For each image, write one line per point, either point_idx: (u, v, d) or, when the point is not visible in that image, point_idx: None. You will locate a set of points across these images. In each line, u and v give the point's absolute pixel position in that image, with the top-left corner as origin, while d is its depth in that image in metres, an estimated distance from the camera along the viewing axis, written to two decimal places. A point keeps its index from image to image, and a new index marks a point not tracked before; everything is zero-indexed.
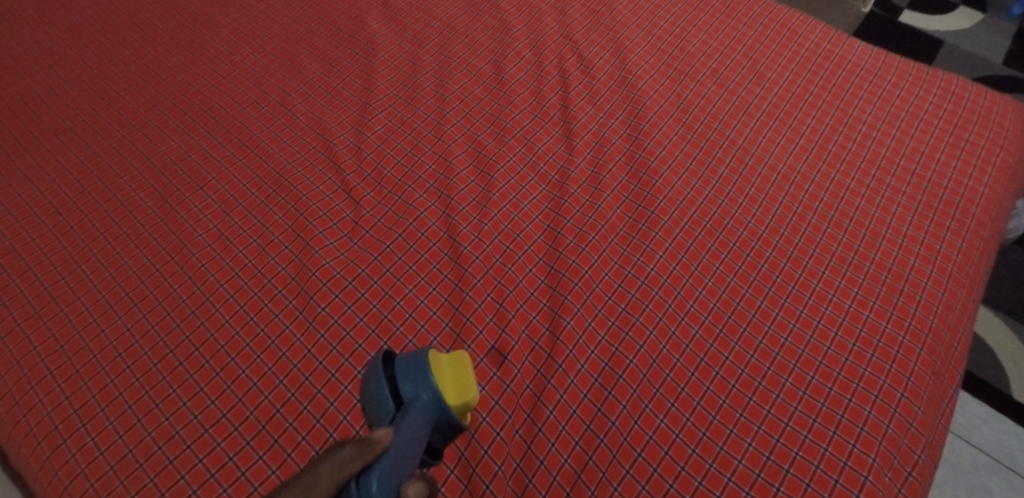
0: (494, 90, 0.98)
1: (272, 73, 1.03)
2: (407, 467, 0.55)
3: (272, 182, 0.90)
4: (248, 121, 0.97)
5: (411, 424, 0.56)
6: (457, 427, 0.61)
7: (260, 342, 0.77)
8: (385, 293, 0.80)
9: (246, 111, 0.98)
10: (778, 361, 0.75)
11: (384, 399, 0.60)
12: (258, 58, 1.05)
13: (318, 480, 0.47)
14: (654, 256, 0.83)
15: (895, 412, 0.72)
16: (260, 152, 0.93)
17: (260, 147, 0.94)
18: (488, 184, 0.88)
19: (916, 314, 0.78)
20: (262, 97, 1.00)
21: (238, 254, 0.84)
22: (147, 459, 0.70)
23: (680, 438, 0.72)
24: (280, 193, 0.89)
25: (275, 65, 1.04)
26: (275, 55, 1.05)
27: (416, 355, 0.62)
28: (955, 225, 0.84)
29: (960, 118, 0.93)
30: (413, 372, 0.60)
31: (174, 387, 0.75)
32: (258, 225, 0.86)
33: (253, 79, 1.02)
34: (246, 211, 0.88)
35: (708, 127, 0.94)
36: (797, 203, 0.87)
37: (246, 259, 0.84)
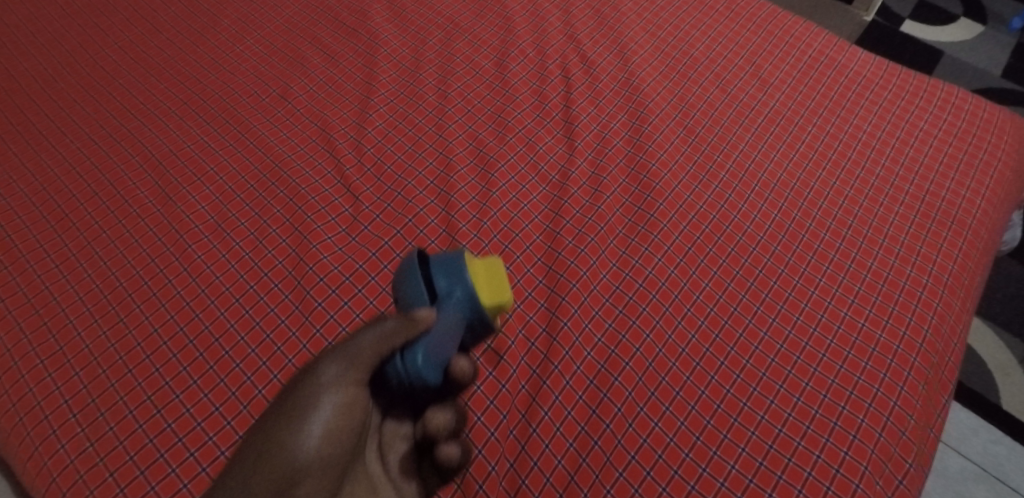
0: (497, 88, 0.98)
1: (275, 52, 1.04)
2: (447, 348, 0.68)
3: (271, 174, 0.90)
4: (250, 97, 0.98)
5: (448, 318, 0.68)
6: (488, 325, 0.72)
7: (245, 323, 0.78)
8: (382, 267, 0.82)
9: (248, 88, 0.99)
10: (773, 367, 0.77)
11: (420, 293, 0.71)
12: (260, 49, 1.04)
13: (363, 349, 0.63)
14: (652, 259, 0.83)
15: (869, 408, 0.75)
16: (259, 144, 0.93)
17: (262, 123, 0.95)
18: (486, 165, 0.90)
19: (910, 323, 0.80)
20: (264, 74, 1.01)
21: (240, 227, 0.86)
22: (147, 422, 0.72)
23: (659, 427, 0.74)
24: (279, 186, 0.88)
25: (279, 43, 1.05)
26: (276, 46, 1.05)
27: (451, 256, 0.73)
28: (951, 236, 0.86)
29: (958, 130, 0.96)
30: (449, 271, 0.71)
31: (174, 352, 0.76)
32: (260, 198, 0.88)
33: (253, 70, 1.02)
34: (242, 202, 0.88)
35: (709, 132, 0.95)
36: (797, 210, 0.88)
37: (247, 230, 0.85)
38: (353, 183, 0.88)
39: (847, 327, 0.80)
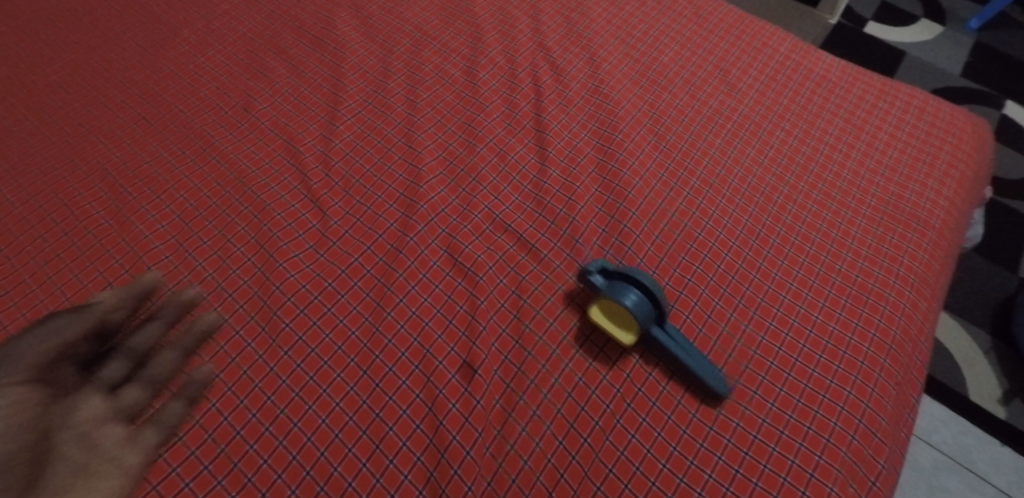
0: (467, 97, 0.97)
1: (238, 62, 1.02)
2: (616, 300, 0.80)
3: (234, 190, 0.88)
4: (213, 110, 0.96)
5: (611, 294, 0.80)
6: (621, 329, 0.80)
7: (209, 348, 0.77)
8: (353, 284, 0.81)
9: (210, 100, 0.97)
10: (748, 374, 0.78)
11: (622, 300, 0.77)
12: (222, 60, 1.02)
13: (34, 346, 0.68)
14: (627, 269, 0.83)
15: (842, 411, 0.75)
16: (222, 159, 0.91)
17: (225, 137, 0.93)
18: (457, 177, 0.90)
19: (880, 325, 0.81)
20: (228, 85, 0.99)
21: (202, 246, 0.84)
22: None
23: (636, 439, 0.74)
24: (243, 202, 0.87)
25: (242, 53, 1.03)
26: (239, 56, 1.03)
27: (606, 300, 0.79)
28: (918, 237, 0.88)
29: (921, 133, 0.98)
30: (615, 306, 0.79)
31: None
32: (223, 216, 0.86)
33: (215, 82, 0.99)
34: (205, 220, 0.86)
35: (679, 139, 0.95)
36: (767, 215, 0.89)
37: (210, 250, 0.83)
38: (321, 198, 0.87)
39: (819, 331, 0.81)
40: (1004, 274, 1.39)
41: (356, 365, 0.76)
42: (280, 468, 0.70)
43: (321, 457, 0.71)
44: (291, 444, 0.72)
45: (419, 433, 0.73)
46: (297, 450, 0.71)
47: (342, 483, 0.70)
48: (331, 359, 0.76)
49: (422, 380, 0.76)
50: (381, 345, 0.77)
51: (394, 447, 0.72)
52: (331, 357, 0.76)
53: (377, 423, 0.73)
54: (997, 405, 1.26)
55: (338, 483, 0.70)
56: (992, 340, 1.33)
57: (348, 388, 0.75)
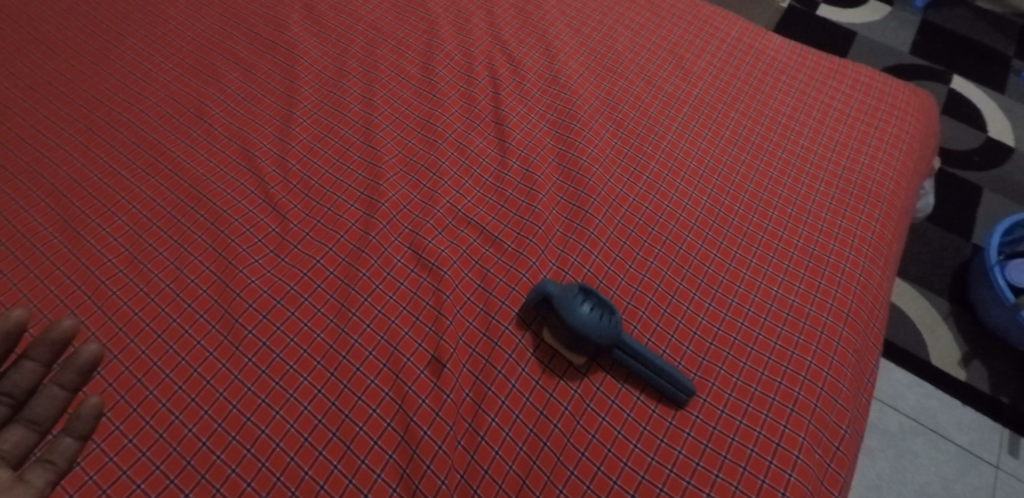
0: (424, 94, 0.98)
1: (188, 69, 1.01)
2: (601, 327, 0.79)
3: (189, 199, 0.88)
4: (163, 119, 0.96)
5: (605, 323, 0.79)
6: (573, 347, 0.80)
7: (169, 360, 0.77)
8: (315, 287, 0.81)
9: (161, 109, 0.97)
10: (713, 350, 0.82)
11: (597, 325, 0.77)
12: (171, 66, 1.01)
13: None
14: (590, 256, 0.86)
15: (803, 381, 0.79)
16: (175, 168, 0.91)
17: (177, 146, 0.93)
18: (418, 173, 0.90)
19: (836, 295, 0.85)
20: (177, 93, 0.98)
21: (158, 257, 0.83)
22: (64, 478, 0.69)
23: (606, 421, 0.78)
24: (199, 210, 0.87)
25: (191, 59, 1.02)
26: (187, 62, 1.02)
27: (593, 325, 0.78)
28: (869, 208, 0.92)
29: (869, 108, 1.02)
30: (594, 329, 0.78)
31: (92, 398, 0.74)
32: (179, 225, 0.86)
33: (164, 89, 0.99)
34: (160, 231, 0.85)
35: (638, 124, 0.97)
36: (725, 194, 0.93)
37: (166, 260, 0.83)
38: (279, 201, 0.87)
39: (779, 304, 0.85)
40: (959, 242, 1.44)
41: (322, 368, 0.77)
42: (249, 477, 0.71)
43: (291, 462, 0.72)
44: (259, 451, 0.72)
45: (389, 431, 0.74)
46: (267, 457, 0.72)
47: (314, 487, 0.71)
48: (297, 362, 0.77)
49: (390, 378, 0.77)
50: (347, 346, 0.78)
51: (365, 447, 0.73)
52: (297, 361, 0.77)
53: (347, 424, 0.74)
54: (957, 368, 1.31)
55: (310, 487, 0.71)
56: (949, 305, 1.37)
57: (314, 391, 0.75)
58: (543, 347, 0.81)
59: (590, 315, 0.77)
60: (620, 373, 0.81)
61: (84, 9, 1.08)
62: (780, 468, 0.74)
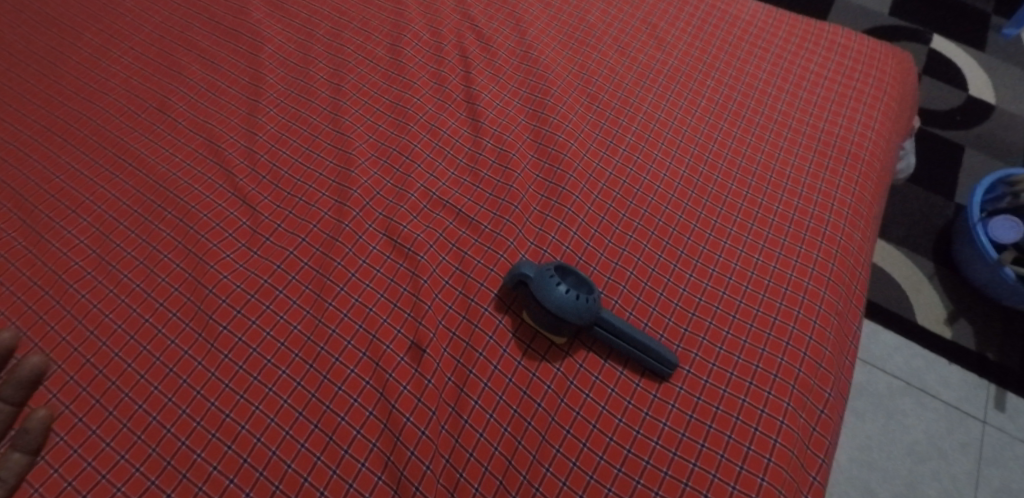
0: (393, 76, 0.99)
1: (148, 62, 1.02)
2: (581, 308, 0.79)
3: (155, 196, 0.90)
4: (125, 115, 0.97)
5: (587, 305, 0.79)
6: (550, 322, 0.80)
7: (143, 361, 0.79)
8: (291, 278, 0.84)
9: (120, 105, 0.98)
10: (695, 321, 0.82)
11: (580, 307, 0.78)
12: (130, 62, 1.02)
13: None
14: (568, 233, 0.87)
15: (787, 347, 0.79)
16: (139, 165, 0.93)
17: (140, 142, 0.95)
18: (390, 157, 0.92)
19: (817, 259, 0.85)
20: (138, 88, 0.99)
21: (126, 257, 0.86)
22: (44, 483, 0.72)
23: (591, 398, 0.78)
24: (166, 208, 0.89)
25: (150, 52, 1.03)
26: (147, 56, 1.02)
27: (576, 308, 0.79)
28: (849, 170, 0.92)
29: (847, 69, 1.01)
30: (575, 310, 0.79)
31: (67, 403, 0.77)
32: (146, 224, 0.88)
33: (124, 86, 1.00)
34: (128, 231, 0.88)
35: (612, 97, 0.98)
36: (703, 164, 0.93)
37: (134, 260, 0.86)
38: (248, 194, 0.89)
39: (760, 271, 0.85)
40: (942, 202, 1.44)
41: (301, 360, 0.79)
42: (231, 473, 0.74)
43: (273, 456, 0.74)
44: (240, 447, 0.75)
45: (372, 419, 0.76)
46: (248, 453, 0.74)
47: (298, 479, 0.74)
48: (274, 357, 0.79)
49: (370, 367, 0.79)
50: (325, 337, 0.80)
51: (348, 436, 0.76)
52: (274, 355, 0.80)
53: (328, 415, 0.77)
54: (944, 326, 1.32)
55: (293, 479, 0.74)
56: (934, 265, 1.38)
57: (294, 384, 0.78)
58: (524, 328, 0.82)
59: (566, 296, 0.77)
60: (602, 353, 0.81)
61: (37, 5, 1.08)
62: (765, 434, 0.74)
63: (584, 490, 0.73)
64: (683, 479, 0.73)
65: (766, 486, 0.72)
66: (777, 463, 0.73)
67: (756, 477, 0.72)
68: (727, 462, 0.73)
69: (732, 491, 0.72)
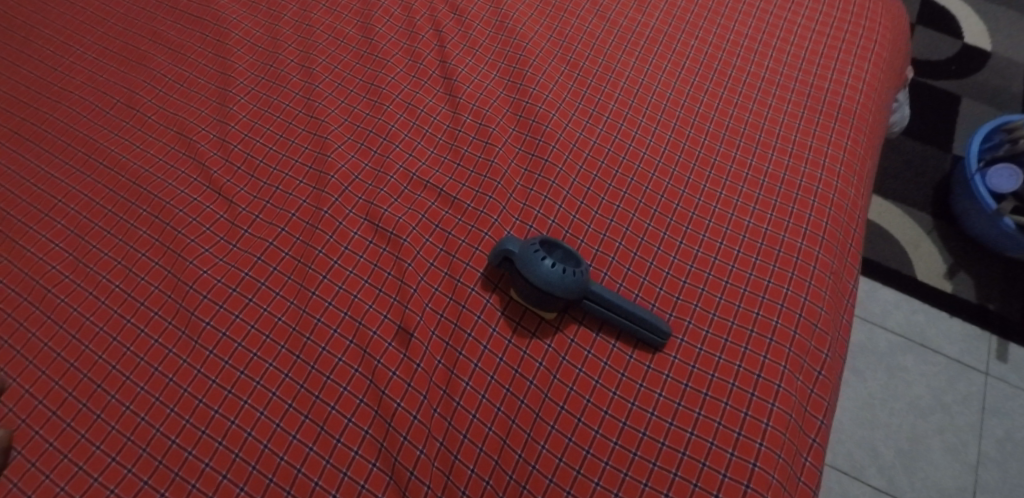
0: (366, 55, 0.98)
1: (113, 57, 1.00)
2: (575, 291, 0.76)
3: (129, 194, 0.88)
4: (93, 112, 0.95)
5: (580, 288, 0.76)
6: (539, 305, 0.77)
7: (128, 362, 0.78)
8: (272, 270, 0.83)
9: (88, 103, 0.96)
10: (687, 289, 0.80)
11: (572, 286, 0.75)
12: (95, 57, 1.01)
13: None
14: (554, 207, 0.85)
15: (782, 309, 0.78)
16: (110, 162, 0.91)
17: (110, 140, 0.93)
18: (367, 140, 0.90)
19: (811, 219, 0.83)
20: (104, 84, 0.98)
21: (104, 258, 0.84)
22: (36, 489, 0.72)
23: (583, 373, 0.77)
24: (141, 205, 0.87)
25: (115, 46, 1.01)
26: (112, 50, 1.01)
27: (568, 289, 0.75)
28: (840, 125, 0.89)
29: (835, 19, 0.98)
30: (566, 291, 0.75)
31: (53, 409, 0.76)
32: (121, 223, 0.86)
33: (90, 82, 0.98)
34: (104, 231, 0.86)
35: (593, 63, 0.96)
36: (689, 127, 0.91)
37: (113, 260, 0.84)
38: (224, 186, 0.88)
39: (752, 235, 0.83)
40: (938, 154, 1.41)
41: (288, 352, 0.78)
42: (224, 469, 0.73)
43: (266, 450, 0.73)
44: (231, 442, 0.74)
45: (363, 407, 0.75)
46: (240, 447, 0.73)
47: (291, 471, 0.73)
48: (260, 349, 0.78)
49: (359, 354, 0.78)
50: (310, 326, 0.79)
51: (340, 425, 0.75)
52: (260, 347, 0.78)
53: (319, 405, 0.75)
54: (944, 280, 1.30)
55: (287, 472, 0.73)
56: (932, 219, 1.36)
57: (282, 376, 0.77)
58: (513, 305, 0.80)
59: (552, 271, 0.75)
60: (592, 327, 0.79)
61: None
62: (762, 399, 0.73)
63: (581, 466, 0.72)
64: (681, 449, 0.72)
65: (765, 452, 0.70)
66: (775, 427, 0.72)
67: (754, 443, 0.71)
68: (724, 429, 0.72)
69: (730, 458, 0.71)
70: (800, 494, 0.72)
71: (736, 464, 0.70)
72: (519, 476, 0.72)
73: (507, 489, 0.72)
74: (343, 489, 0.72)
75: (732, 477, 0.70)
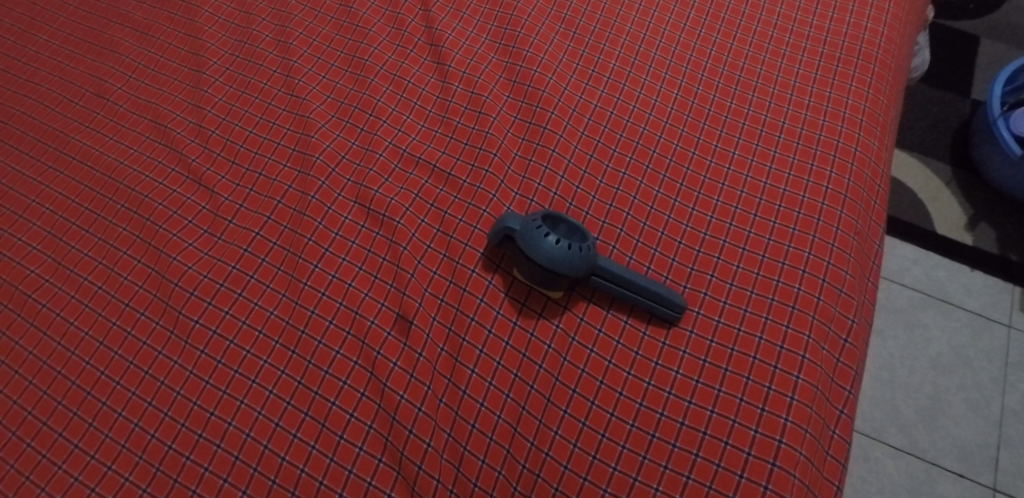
0: (346, 25, 0.92)
1: (78, 44, 0.95)
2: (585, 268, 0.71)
3: (106, 189, 0.83)
4: (61, 104, 0.90)
5: (590, 264, 0.71)
6: (548, 284, 0.72)
7: (117, 367, 0.74)
8: (260, 262, 0.78)
9: (55, 95, 0.91)
10: (701, 258, 0.75)
11: (580, 263, 0.70)
12: (59, 44, 0.95)
13: None
14: (555, 178, 0.80)
15: (804, 275, 0.73)
16: (83, 157, 0.85)
17: (81, 132, 0.87)
18: (352, 117, 0.85)
19: (831, 177, 0.78)
20: (71, 73, 0.92)
21: (83, 259, 0.79)
22: None
23: (595, 353, 0.72)
24: (118, 200, 0.82)
25: (80, 32, 0.96)
26: (77, 37, 0.95)
27: (576, 265, 0.70)
28: (860, 73, 0.84)
29: None
30: (575, 267, 0.70)
31: (43, 419, 0.72)
32: (99, 221, 0.81)
33: (56, 71, 0.92)
34: (82, 230, 0.81)
35: (590, 21, 0.91)
36: (697, 84, 0.86)
37: (93, 261, 0.79)
38: (204, 175, 0.83)
39: (768, 197, 0.78)
40: (956, 100, 1.34)
41: (282, 347, 0.74)
42: (224, 473, 0.69)
43: (266, 451, 0.69)
44: (230, 445, 0.70)
45: (365, 401, 0.71)
46: (239, 450, 0.69)
47: (294, 471, 0.69)
48: (254, 346, 0.74)
49: (357, 346, 0.73)
50: (304, 319, 0.74)
51: (342, 421, 0.70)
52: (254, 344, 0.74)
53: (318, 401, 0.71)
54: (964, 233, 1.25)
55: (290, 472, 0.69)
56: (951, 169, 1.30)
57: (278, 373, 0.72)
58: (517, 286, 0.76)
59: (557, 247, 0.70)
60: (603, 304, 0.75)
61: None
62: (785, 372, 0.69)
63: (597, 451, 0.68)
64: (701, 428, 0.67)
65: (791, 427, 0.66)
66: (800, 401, 0.67)
67: (779, 419, 0.67)
68: (747, 406, 0.68)
69: (754, 436, 0.66)
70: (829, 469, 0.68)
71: (760, 441, 0.66)
72: (532, 464, 0.68)
73: (520, 480, 0.68)
74: (349, 487, 0.68)
75: (757, 455, 0.66)
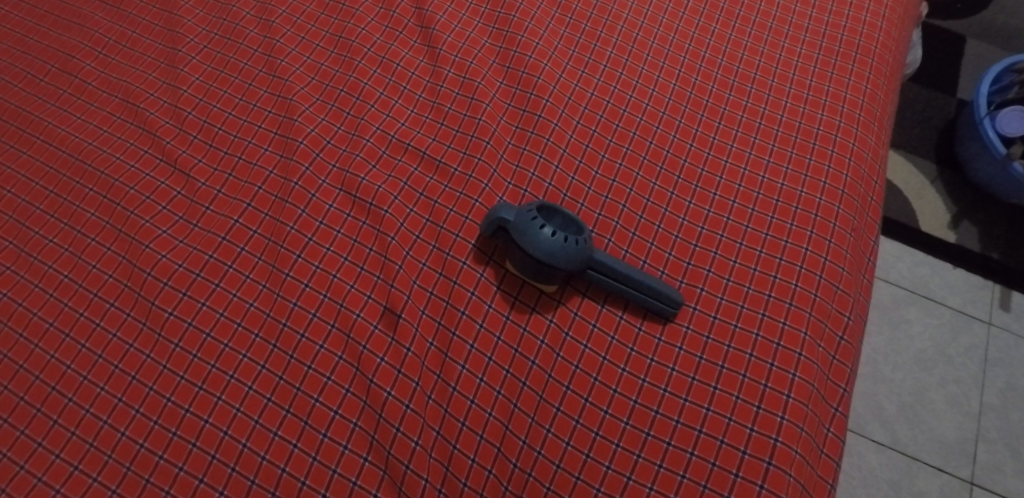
0: (333, 5, 0.88)
1: (43, 16, 0.90)
2: (581, 263, 0.69)
3: (73, 171, 0.78)
4: (24, 80, 0.85)
5: (586, 259, 0.69)
6: (540, 277, 0.69)
7: (84, 360, 0.69)
8: (239, 251, 0.74)
9: (18, 70, 0.85)
10: (698, 253, 0.74)
11: (577, 258, 0.68)
12: (24, 16, 0.90)
13: None
14: (550, 168, 0.77)
15: (801, 271, 0.71)
16: (48, 137, 0.80)
17: (45, 110, 0.82)
18: (338, 100, 0.81)
19: (830, 172, 0.76)
20: (36, 48, 0.87)
21: (48, 245, 0.75)
22: None
23: (589, 349, 0.70)
24: (86, 184, 0.77)
25: (45, 4, 0.90)
26: (44, 8, 0.90)
27: (573, 261, 0.68)
28: (858, 67, 0.83)
29: None
30: (572, 261, 0.68)
31: (4, 416, 0.67)
32: (66, 205, 0.77)
33: (21, 45, 0.87)
34: (47, 215, 0.76)
35: (586, 6, 0.88)
36: (695, 74, 0.84)
37: (59, 247, 0.75)
38: (179, 158, 0.78)
39: (766, 191, 0.76)
40: (943, 99, 1.35)
41: (263, 341, 0.70)
42: (200, 473, 0.65)
43: (245, 450, 0.66)
44: (206, 444, 0.66)
45: (350, 397, 0.68)
46: (215, 449, 0.66)
47: (275, 472, 0.65)
48: (232, 340, 0.70)
49: (341, 340, 0.70)
50: (286, 312, 0.71)
51: (326, 419, 0.67)
52: (232, 338, 0.70)
53: (300, 398, 0.68)
54: (948, 231, 1.26)
55: (270, 472, 0.65)
56: (936, 168, 1.30)
57: (258, 368, 0.69)
58: (509, 278, 0.73)
59: (553, 240, 0.67)
60: (597, 299, 0.72)
61: None
62: (782, 369, 0.67)
63: (590, 450, 0.66)
64: (697, 426, 0.65)
65: (787, 426, 0.65)
66: (797, 399, 0.66)
67: (775, 417, 0.65)
68: (742, 403, 0.66)
69: (750, 434, 0.65)
70: (823, 467, 0.67)
71: (756, 440, 0.64)
72: (524, 463, 0.66)
73: (511, 479, 0.66)
74: (332, 487, 0.65)
75: (753, 454, 0.64)
